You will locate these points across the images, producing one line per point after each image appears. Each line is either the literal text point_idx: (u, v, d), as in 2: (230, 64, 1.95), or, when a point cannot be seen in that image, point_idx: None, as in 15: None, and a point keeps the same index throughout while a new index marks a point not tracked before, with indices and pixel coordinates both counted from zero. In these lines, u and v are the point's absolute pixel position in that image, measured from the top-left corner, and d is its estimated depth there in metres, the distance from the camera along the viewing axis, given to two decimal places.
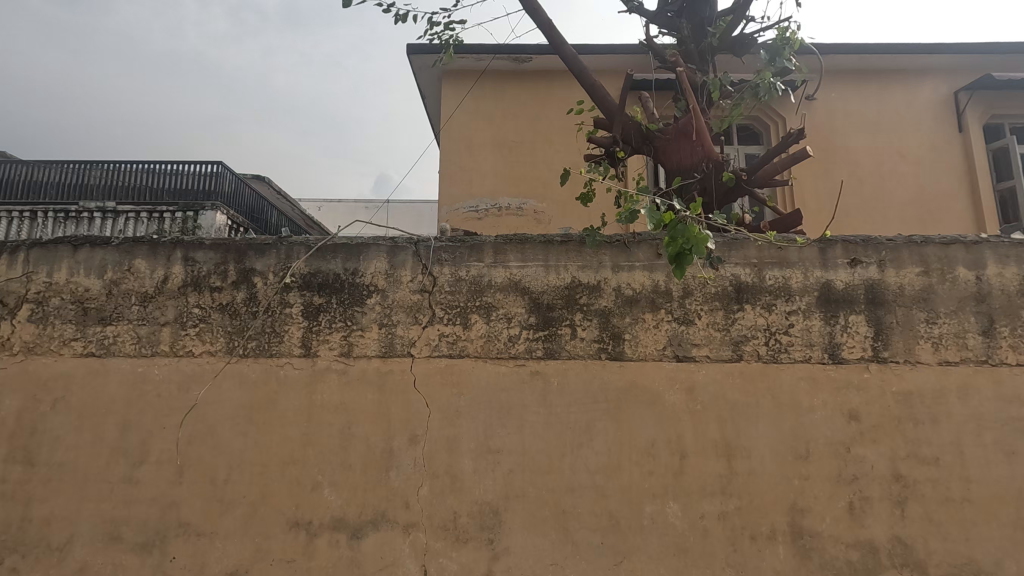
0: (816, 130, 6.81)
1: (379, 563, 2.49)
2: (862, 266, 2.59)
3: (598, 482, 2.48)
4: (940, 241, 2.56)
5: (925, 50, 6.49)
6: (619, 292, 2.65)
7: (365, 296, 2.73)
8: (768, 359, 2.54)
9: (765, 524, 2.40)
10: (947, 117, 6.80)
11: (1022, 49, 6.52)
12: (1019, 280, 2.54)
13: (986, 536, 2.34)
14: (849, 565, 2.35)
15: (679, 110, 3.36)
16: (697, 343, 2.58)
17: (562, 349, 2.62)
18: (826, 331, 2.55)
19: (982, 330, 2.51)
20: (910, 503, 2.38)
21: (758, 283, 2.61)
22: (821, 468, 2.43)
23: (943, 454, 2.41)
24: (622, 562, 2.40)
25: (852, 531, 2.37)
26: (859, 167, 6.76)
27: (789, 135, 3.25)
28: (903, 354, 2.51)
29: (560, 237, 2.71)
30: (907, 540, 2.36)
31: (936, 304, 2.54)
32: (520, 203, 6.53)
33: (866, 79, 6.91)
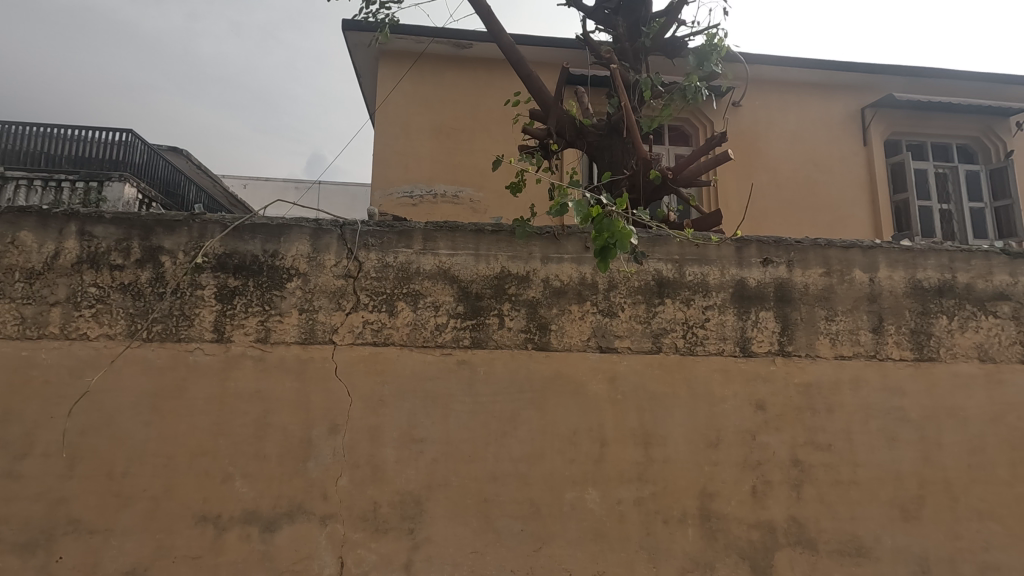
0: (740, 135, 7.19)
1: (293, 557, 2.40)
2: (773, 265, 2.76)
3: (521, 470, 2.51)
4: (841, 244, 2.77)
5: (840, 67, 6.98)
6: (548, 283, 2.69)
7: (285, 280, 2.61)
8: (685, 351, 2.66)
9: (677, 508, 2.52)
10: (855, 131, 7.35)
11: (920, 73, 7.15)
12: (906, 283, 2.79)
13: (869, 514, 2.57)
14: (750, 545, 2.52)
15: (612, 107, 3.41)
16: (620, 335, 2.65)
17: (489, 338, 2.62)
18: (739, 326, 2.70)
19: (872, 327, 2.74)
20: (805, 486, 2.58)
21: (679, 278, 2.72)
22: (729, 454, 2.58)
23: (835, 440, 2.63)
24: (542, 547, 2.45)
25: (754, 513, 2.54)
26: (777, 173, 7.19)
27: (714, 139, 3.35)
28: (805, 348, 2.70)
29: (491, 226, 2.70)
30: (801, 520, 2.55)
31: (836, 303, 2.75)
32: (456, 191, 6.47)
33: (788, 90, 7.35)
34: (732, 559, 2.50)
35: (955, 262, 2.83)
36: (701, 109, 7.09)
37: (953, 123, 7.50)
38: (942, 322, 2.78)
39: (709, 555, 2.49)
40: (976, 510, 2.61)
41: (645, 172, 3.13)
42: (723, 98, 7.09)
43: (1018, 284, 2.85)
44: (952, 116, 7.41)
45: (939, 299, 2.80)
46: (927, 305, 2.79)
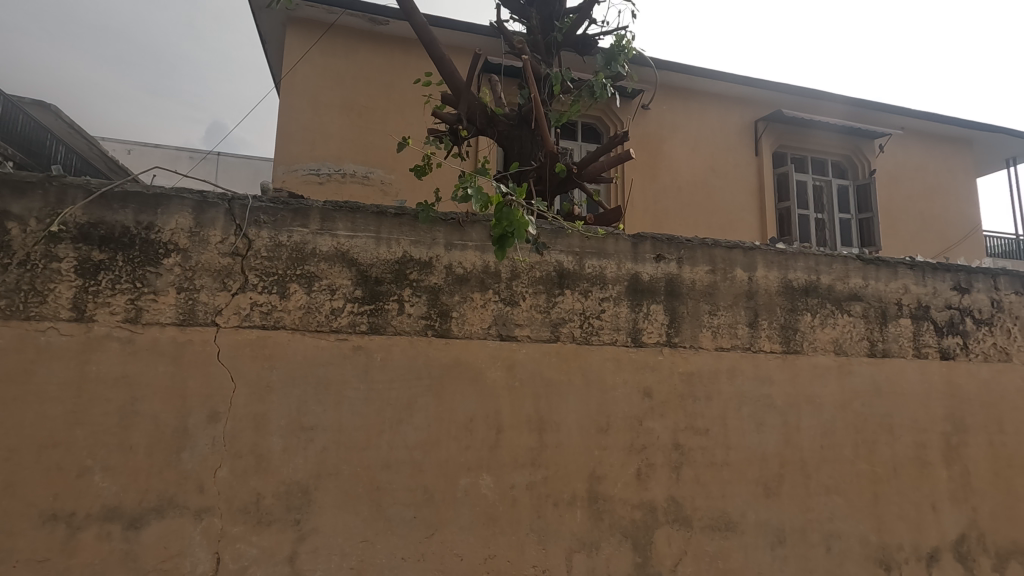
0: (647, 137, 7.54)
1: (161, 555, 2.23)
2: (665, 262, 2.92)
3: (416, 458, 2.49)
4: (725, 245, 2.99)
5: (738, 80, 7.50)
6: (450, 270, 2.67)
7: (161, 256, 2.39)
8: (581, 341, 2.75)
9: (567, 491, 2.62)
10: (749, 141, 7.96)
11: (805, 93, 7.86)
12: (778, 283, 3.07)
13: (737, 492, 2.82)
14: (632, 523, 2.67)
15: (523, 98, 3.44)
16: (520, 324, 2.70)
17: (388, 324, 2.56)
18: (632, 317, 2.84)
19: (748, 322, 2.99)
20: (683, 468, 2.77)
21: (578, 270, 2.81)
22: (617, 439, 2.71)
23: (712, 425, 2.84)
24: (434, 534, 2.45)
25: (637, 494, 2.69)
26: (679, 175, 7.64)
27: (618, 137, 3.46)
28: (689, 340, 2.89)
29: (394, 209, 2.63)
30: (679, 499, 2.74)
31: (718, 298, 2.97)
32: (366, 171, 6.26)
33: (692, 98, 7.79)
34: (615, 538, 2.64)
35: (820, 265, 3.15)
36: (612, 109, 7.38)
37: (830, 141, 8.32)
38: (806, 319, 3.09)
39: (595, 535, 2.61)
40: (824, 485, 2.94)
41: (552, 165, 3.19)
42: (632, 101, 7.42)
43: (869, 287, 3.23)
44: (830, 135, 8.21)
45: (805, 298, 3.11)
46: (795, 303, 3.08)
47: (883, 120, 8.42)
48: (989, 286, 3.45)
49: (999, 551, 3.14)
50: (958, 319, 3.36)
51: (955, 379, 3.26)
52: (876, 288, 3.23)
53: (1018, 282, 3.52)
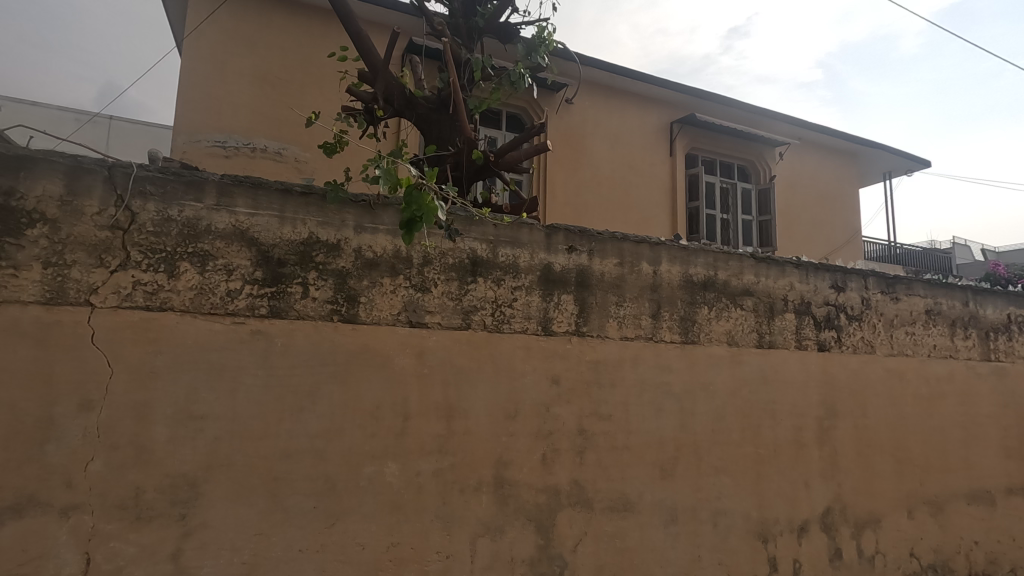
0: (570, 130, 7.70)
1: (19, 558, 2.01)
2: (577, 253, 3.00)
3: (318, 446, 2.40)
4: (634, 239, 3.12)
5: (656, 81, 7.84)
6: (360, 254, 2.59)
7: (23, 227, 2.13)
8: (492, 329, 2.77)
9: (473, 477, 2.63)
10: (664, 141, 8.33)
11: (716, 99, 8.34)
12: (680, 277, 3.25)
13: (636, 475, 2.96)
14: (536, 507, 2.73)
15: (442, 81, 3.39)
16: (431, 310, 2.67)
17: (291, 308, 2.44)
18: (543, 306, 2.89)
19: (652, 313, 3.14)
20: (587, 452, 2.87)
21: (491, 258, 2.82)
22: (524, 425, 2.76)
23: (615, 411, 2.97)
24: (335, 523, 2.38)
25: (542, 478, 2.76)
26: (599, 170, 7.87)
27: (536, 128, 3.49)
28: (597, 329, 2.99)
29: (300, 187, 2.51)
30: (581, 482, 2.84)
31: (625, 290, 3.10)
32: (279, 147, 5.92)
33: (614, 96, 8.03)
34: (520, 522, 2.69)
35: (717, 262, 3.37)
36: (537, 101, 7.45)
37: (737, 147, 8.88)
38: (704, 312, 3.29)
39: (499, 519, 2.65)
40: (714, 467, 3.16)
41: (468, 152, 3.17)
42: (557, 94, 7.55)
43: (760, 283, 3.49)
44: (737, 140, 8.76)
45: (704, 292, 3.31)
46: (695, 296, 3.28)
47: (783, 130, 9.13)
48: (860, 286, 3.85)
49: (858, 521, 3.54)
50: (834, 314, 3.72)
51: (829, 368, 3.61)
52: (766, 285, 3.50)
53: (884, 282, 3.96)
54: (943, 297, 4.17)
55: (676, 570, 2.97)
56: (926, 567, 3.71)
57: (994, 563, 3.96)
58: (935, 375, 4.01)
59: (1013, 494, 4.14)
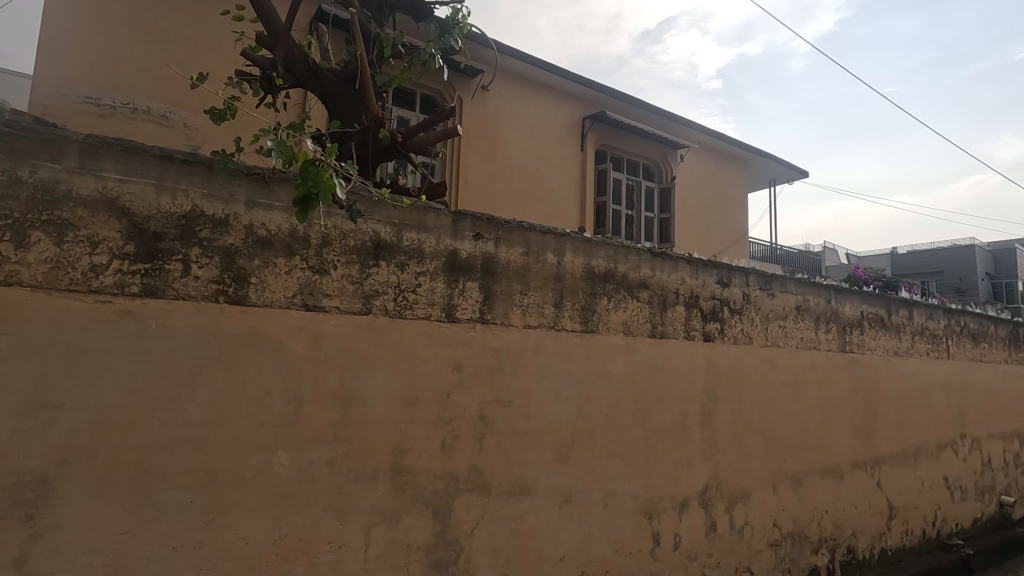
0: (485, 117, 7.68)
1: None
2: (483, 241, 3.01)
3: (197, 436, 2.22)
4: (540, 229, 3.19)
5: (569, 76, 8.03)
6: (251, 231, 2.42)
7: None
8: (394, 314, 2.70)
9: (369, 465, 2.56)
10: (576, 135, 8.54)
11: (626, 98, 8.68)
12: (582, 268, 3.36)
13: (534, 459, 3.04)
14: (434, 493, 2.72)
15: (350, 54, 3.23)
16: (329, 294, 2.56)
17: (168, 287, 2.24)
18: (447, 293, 2.87)
19: (555, 303, 3.23)
20: (486, 438, 2.90)
21: (396, 242, 2.75)
22: (425, 412, 2.73)
23: (516, 397, 3.02)
24: (215, 518, 2.22)
25: (441, 464, 2.75)
26: (512, 159, 7.93)
27: (446, 113, 3.42)
28: (501, 317, 3.02)
29: (183, 155, 2.30)
30: (480, 467, 2.87)
31: (529, 279, 3.15)
32: (164, 110, 5.41)
33: (530, 86, 8.10)
34: (416, 509, 2.67)
35: (618, 255, 3.53)
36: (453, 84, 7.35)
37: (644, 146, 9.30)
38: (603, 302, 3.43)
39: (396, 507, 2.61)
40: (607, 450, 3.32)
41: (375, 130, 3.06)
42: (473, 80, 7.49)
43: (655, 277, 3.70)
44: (644, 140, 9.18)
45: (604, 283, 3.45)
46: (595, 287, 3.41)
47: (685, 133, 9.71)
48: (742, 282, 4.21)
49: (732, 497, 3.88)
50: (719, 308, 4.03)
51: (712, 357, 3.91)
52: (661, 279, 3.72)
53: (762, 280, 4.35)
54: (810, 295, 4.66)
55: (568, 549, 3.10)
56: (786, 535, 4.15)
57: (841, 529, 4.52)
58: (801, 364, 4.48)
59: (858, 468, 4.74)
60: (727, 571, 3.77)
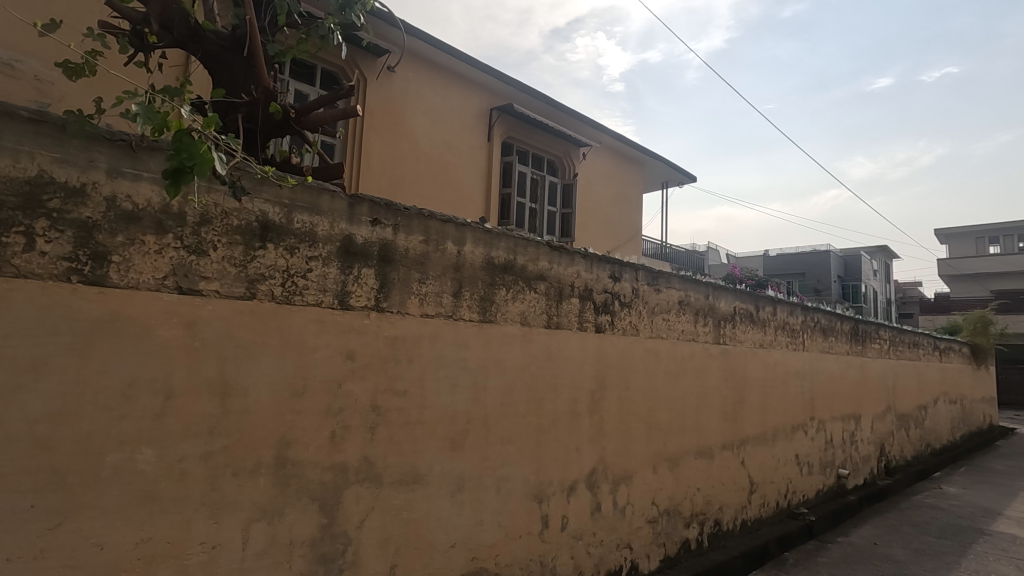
0: (390, 99, 7.46)
1: None
2: (381, 226, 2.93)
3: (41, 433, 1.97)
4: (440, 218, 3.17)
5: (477, 65, 8.03)
6: (114, 204, 2.17)
7: None
8: (281, 300, 2.56)
9: (250, 459, 2.41)
10: (483, 126, 8.56)
11: (532, 93, 8.84)
12: (482, 258, 3.39)
13: (427, 448, 3.03)
14: (321, 486, 2.62)
15: (238, 18, 2.99)
16: (206, 276, 2.36)
17: (6, 263, 1.95)
18: (340, 279, 2.76)
19: (453, 292, 3.23)
20: (378, 428, 2.85)
21: (285, 223, 2.60)
22: (313, 402, 2.62)
23: (410, 386, 2.99)
24: (63, 523, 1.99)
25: (329, 456, 2.66)
26: (418, 145, 7.78)
27: (345, 91, 3.27)
28: (397, 305, 2.97)
29: (29, 113, 2.01)
30: (371, 458, 2.81)
31: (428, 267, 3.12)
32: (9, 58, 4.80)
33: (437, 71, 7.97)
34: (301, 503, 2.55)
35: (517, 247, 3.60)
36: (357, 61, 7.05)
37: (549, 141, 9.52)
38: (502, 293, 3.49)
39: (279, 502, 2.48)
40: (501, 437, 3.40)
41: (265, 102, 2.85)
42: (378, 60, 7.24)
43: (552, 270, 3.83)
44: (549, 136, 9.39)
45: (503, 274, 3.51)
46: (494, 278, 3.45)
47: (587, 132, 10.07)
48: (632, 277, 4.47)
49: (615, 478, 4.13)
50: (610, 301, 4.25)
51: (603, 348, 4.12)
52: (557, 271, 3.85)
53: (650, 276, 4.65)
54: (692, 291, 5.06)
55: (459, 536, 3.13)
56: (662, 512, 4.50)
57: (710, 504, 4.98)
58: (681, 354, 4.85)
59: (726, 449, 5.24)
60: (609, 548, 4.02)
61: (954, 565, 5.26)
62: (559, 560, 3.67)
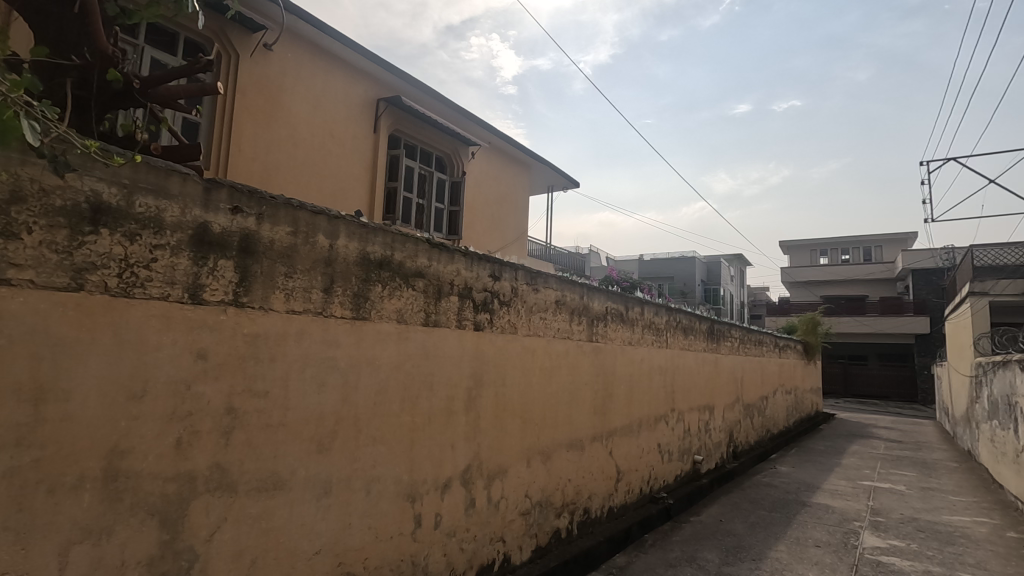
0: (266, 79, 6.96)
1: None
2: (242, 215, 2.72)
3: None
4: (311, 209, 3.02)
5: (364, 52, 7.76)
6: None
7: None
8: (117, 293, 2.27)
9: (71, 473, 2.11)
10: (369, 116, 8.28)
11: (422, 87, 8.71)
12: (357, 254, 3.28)
13: (289, 451, 2.87)
14: (163, 498, 2.36)
15: None
16: (18, 264, 2.03)
17: None
18: (192, 271, 2.52)
19: (324, 288, 3.09)
20: (234, 432, 2.64)
21: (124, 207, 2.32)
22: (154, 406, 2.36)
23: (272, 387, 2.81)
24: None
25: (173, 466, 2.40)
26: (296, 131, 7.33)
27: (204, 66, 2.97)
28: (259, 301, 2.78)
29: None
30: (224, 465, 2.59)
31: (296, 261, 2.96)
32: None
33: (320, 55, 7.58)
34: (137, 519, 2.28)
35: (394, 243, 3.54)
36: (227, 34, 6.51)
37: (437, 138, 9.42)
38: (377, 289, 3.40)
39: (108, 520, 2.19)
40: (372, 437, 3.31)
41: (101, 68, 2.53)
42: (254, 36, 6.77)
43: (431, 267, 3.81)
44: (437, 132, 9.30)
45: (379, 270, 3.42)
46: (369, 274, 3.35)
47: (476, 131, 10.13)
48: (511, 276, 4.58)
49: (490, 473, 4.21)
50: (489, 299, 4.32)
51: (480, 345, 4.18)
52: (437, 269, 3.84)
53: (529, 276, 4.80)
54: (568, 291, 5.30)
55: (323, 541, 3.00)
56: (535, 504, 4.66)
57: (579, 493, 5.25)
58: (556, 351, 5.06)
59: (596, 441, 5.56)
60: (482, 543, 4.08)
61: (781, 534, 6.04)
62: (430, 558, 3.65)
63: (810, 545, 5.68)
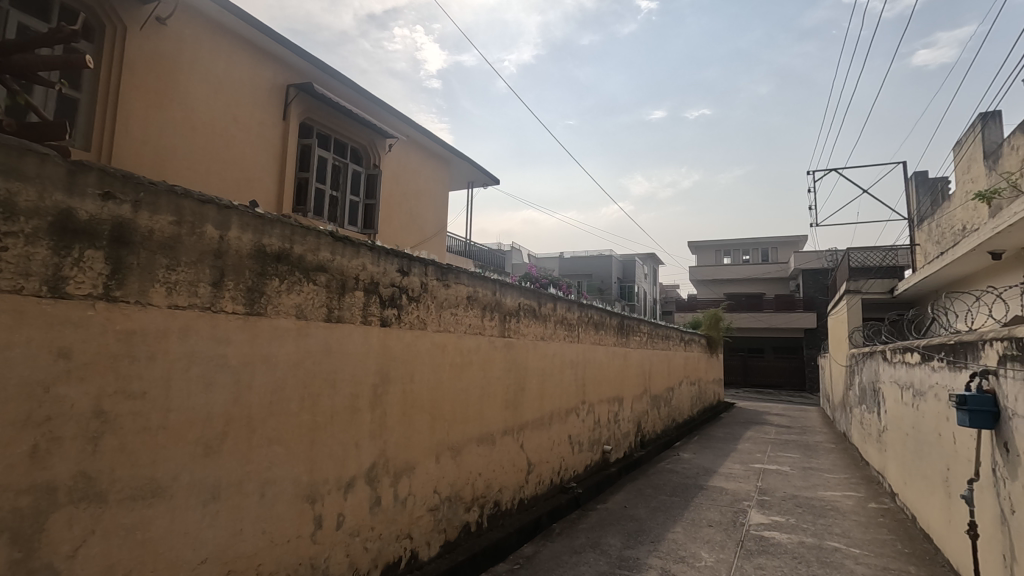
0: (160, 56, 6.43)
1: None
2: (114, 202, 2.51)
3: None
4: (197, 198, 2.84)
5: (272, 34, 7.36)
6: None
7: None
8: None
9: None
10: (278, 103, 7.87)
11: (335, 75, 8.38)
12: (251, 245, 3.12)
13: (171, 456, 2.68)
14: (14, 514, 2.14)
15: None
16: None
17: None
18: (52, 262, 2.29)
19: (212, 281, 2.90)
20: (104, 438, 2.43)
21: None
22: (4, 411, 2.13)
23: (151, 388, 2.61)
24: None
25: (27, 476, 2.18)
26: (195, 114, 6.84)
27: (75, 34, 2.65)
28: (135, 295, 2.56)
29: None
30: (92, 474, 2.37)
31: (180, 253, 2.76)
32: None
33: (222, 34, 7.10)
34: None
35: (293, 236, 3.39)
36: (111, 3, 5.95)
37: (353, 129, 9.10)
38: (274, 284, 3.25)
39: None
40: (267, 438, 3.17)
41: None
42: (144, 8, 6.23)
43: (334, 261, 3.69)
44: (352, 122, 8.99)
45: (276, 264, 3.27)
46: (265, 268, 3.20)
47: (393, 124, 9.92)
48: (420, 272, 4.54)
49: (397, 471, 4.16)
50: (397, 295, 4.26)
51: (386, 341, 4.11)
52: (340, 264, 3.73)
53: (439, 271, 4.78)
54: (479, 287, 5.32)
55: (210, 550, 2.83)
56: (444, 499, 4.66)
57: (489, 487, 5.30)
58: (467, 347, 5.08)
59: (506, 435, 5.64)
60: (388, 541, 4.02)
61: (679, 517, 6.42)
62: (331, 560, 3.55)
63: (703, 525, 6.10)
